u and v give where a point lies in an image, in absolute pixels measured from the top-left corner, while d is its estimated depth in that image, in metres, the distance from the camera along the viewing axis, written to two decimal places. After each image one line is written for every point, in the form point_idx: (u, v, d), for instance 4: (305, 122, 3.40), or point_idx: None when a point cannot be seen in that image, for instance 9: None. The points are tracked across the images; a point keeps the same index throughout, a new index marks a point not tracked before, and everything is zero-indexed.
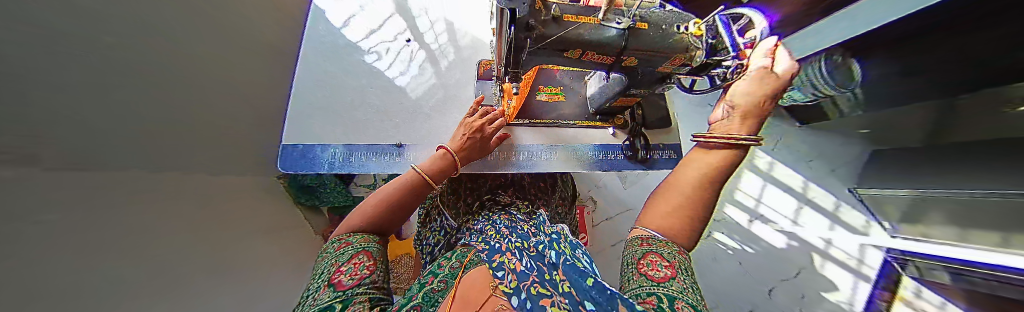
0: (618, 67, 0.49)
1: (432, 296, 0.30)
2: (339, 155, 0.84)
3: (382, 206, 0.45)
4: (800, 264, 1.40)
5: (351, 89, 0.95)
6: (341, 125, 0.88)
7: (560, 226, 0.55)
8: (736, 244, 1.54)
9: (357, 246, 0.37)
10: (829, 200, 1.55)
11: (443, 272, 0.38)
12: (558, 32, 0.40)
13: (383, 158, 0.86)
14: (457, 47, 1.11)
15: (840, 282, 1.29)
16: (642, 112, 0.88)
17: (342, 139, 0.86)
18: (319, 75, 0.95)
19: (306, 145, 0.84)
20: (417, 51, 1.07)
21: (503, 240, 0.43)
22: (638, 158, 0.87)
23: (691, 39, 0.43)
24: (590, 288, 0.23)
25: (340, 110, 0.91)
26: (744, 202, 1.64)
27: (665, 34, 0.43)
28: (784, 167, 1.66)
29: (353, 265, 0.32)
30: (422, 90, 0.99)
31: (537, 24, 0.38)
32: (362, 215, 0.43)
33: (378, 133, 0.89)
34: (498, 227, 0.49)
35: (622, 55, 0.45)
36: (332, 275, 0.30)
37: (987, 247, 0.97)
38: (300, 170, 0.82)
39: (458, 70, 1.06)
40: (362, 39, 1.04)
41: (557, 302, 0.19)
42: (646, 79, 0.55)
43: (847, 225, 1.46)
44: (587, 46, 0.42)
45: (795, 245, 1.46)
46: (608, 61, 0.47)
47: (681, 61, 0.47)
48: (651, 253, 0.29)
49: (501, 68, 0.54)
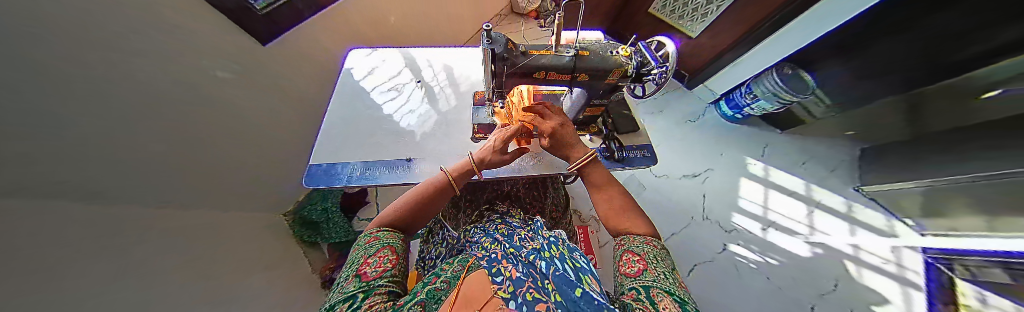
0: (577, 82, 0.59)
1: (438, 293, 0.31)
2: (357, 170, 0.93)
3: (408, 203, 0.55)
4: (834, 274, 1.33)
5: (368, 120, 1.11)
6: (359, 148, 1.01)
7: (557, 231, 0.53)
8: (758, 256, 1.44)
9: (382, 241, 0.46)
10: (839, 201, 1.53)
11: (447, 273, 0.39)
12: (525, 60, 0.53)
13: (395, 171, 0.93)
14: (455, 85, 1.31)
15: (886, 292, 1.24)
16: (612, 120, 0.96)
17: (362, 157, 0.98)
18: (340, 117, 1.11)
19: (329, 163, 0.94)
20: (421, 91, 1.26)
21: (499, 249, 0.43)
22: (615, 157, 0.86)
23: (622, 59, 0.54)
24: (578, 299, 0.25)
25: (358, 137, 1.05)
26: (751, 209, 1.59)
27: (603, 57, 0.54)
28: (779, 171, 1.67)
29: (378, 258, 0.40)
30: (427, 120, 1.14)
31: (508, 55, 0.52)
32: (393, 211, 0.54)
33: (392, 151, 1.00)
34: (496, 238, 0.50)
35: (576, 72, 0.56)
36: (360, 267, 0.38)
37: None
38: (318, 184, 0.89)
39: (458, 99, 1.25)
40: (376, 86, 1.24)
41: (552, 308, 0.22)
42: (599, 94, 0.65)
43: (872, 227, 1.42)
44: (547, 68, 0.54)
45: (822, 252, 1.40)
46: (566, 79, 0.58)
47: (620, 75, 0.57)
48: (630, 251, 0.45)
49: (490, 92, 0.65)
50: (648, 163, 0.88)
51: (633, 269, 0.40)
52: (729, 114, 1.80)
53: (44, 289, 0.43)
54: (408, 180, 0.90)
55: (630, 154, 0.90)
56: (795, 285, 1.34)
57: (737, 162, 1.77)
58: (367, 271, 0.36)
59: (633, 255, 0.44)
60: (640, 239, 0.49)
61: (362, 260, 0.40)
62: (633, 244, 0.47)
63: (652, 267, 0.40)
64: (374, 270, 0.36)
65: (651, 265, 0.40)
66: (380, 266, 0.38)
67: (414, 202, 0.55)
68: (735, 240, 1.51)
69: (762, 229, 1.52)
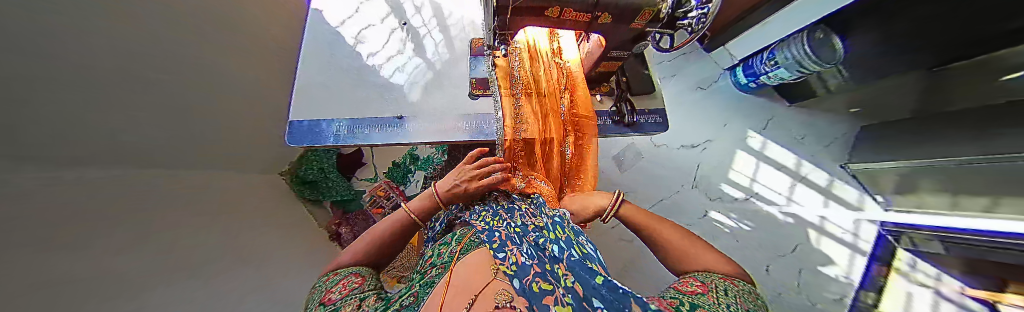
0: (596, 25, 0.48)
1: (429, 282, 0.44)
2: (343, 129, 0.88)
3: (379, 237, 0.59)
4: (799, 239, 1.47)
5: (350, 73, 1.01)
6: (344, 104, 0.93)
7: (558, 207, 0.68)
8: (733, 222, 1.58)
9: (347, 272, 0.49)
10: (821, 176, 1.56)
11: (446, 257, 0.53)
12: None
13: (384, 129, 0.89)
14: (447, 33, 1.15)
15: (836, 257, 1.37)
16: (627, 80, 0.94)
17: (347, 114, 0.91)
18: (315, 70, 0.99)
19: (311, 120, 0.88)
20: (409, 40, 1.11)
21: (502, 224, 0.53)
22: (626, 122, 0.91)
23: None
24: (602, 286, 0.27)
25: (342, 91, 0.96)
26: (739, 182, 1.67)
27: None
28: (777, 146, 1.67)
29: (341, 285, 0.44)
30: (416, 74, 1.03)
31: None
32: (357, 251, 0.56)
33: (381, 108, 0.93)
34: (496, 211, 0.59)
35: (598, 10, 0.43)
36: (323, 296, 0.41)
37: (975, 215, 1.00)
38: (306, 143, 0.86)
39: (452, 50, 1.10)
40: (355, 33, 1.09)
41: (560, 296, 0.19)
42: (619, 40, 0.55)
43: (842, 200, 1.47)
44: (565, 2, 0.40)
45: (792, 222, 1.52)
46: (586, 19, 0.45)
47: (651, 17, 0.47)
48: (694, 278, 0.39)
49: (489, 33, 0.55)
50: (659, 129, 0.93)
51: (696, 290, 0.34)
52: (744, 83, 1.70)
53: None
54: (399, 140, 0.88)
55: (643, 119, 0.94)
56: (759, 249, 1.50)
57: (738, 134, 1.76)
58: (331, 297, 0.40)
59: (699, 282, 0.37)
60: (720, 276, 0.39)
61: (324, 292, 0.42)
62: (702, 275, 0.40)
63: (731, 298, 0.32)
64: (339, 294, 0.40)
65: (718, 290, 0.34)
66: (345, 289, 0.42)
67: (377, 241, 0.59)
68: (716, 208, 1.64)
69: (743, 198, 1.62)
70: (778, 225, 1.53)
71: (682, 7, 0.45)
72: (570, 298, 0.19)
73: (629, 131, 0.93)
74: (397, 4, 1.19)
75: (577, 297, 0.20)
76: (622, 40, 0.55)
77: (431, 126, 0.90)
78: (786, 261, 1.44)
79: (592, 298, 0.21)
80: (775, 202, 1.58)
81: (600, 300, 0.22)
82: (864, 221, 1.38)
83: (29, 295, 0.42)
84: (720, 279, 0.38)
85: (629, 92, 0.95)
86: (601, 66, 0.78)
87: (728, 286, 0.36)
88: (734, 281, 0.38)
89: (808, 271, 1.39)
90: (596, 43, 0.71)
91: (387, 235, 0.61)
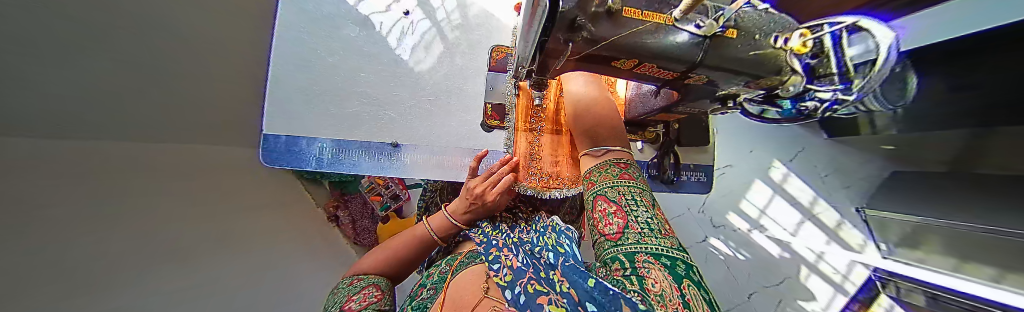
0: (677, 83, 0.36)
1: (422, 303, 0.41)
2: (327, 150, 0.79)
3: (396, 253, 0.57)
4: (786, 272, 1.49)
5: (341, 72, 0.87)
6: (334, 118, 0.83)
7: (553, 219, 0.59)
8: (730, 250, 1.67)
9: (368, 280, 0.49)
10: (832, 218, 1.49)
11: (431, 280, 0.48)
12: (612, 35, 0.24)
13: (376, 158, 0.81)
14: (466, 27, 0.99)
15: (819, 293, 1.37)
16: (679, 127, 0.76)
17: (332, 133, 0.82)
18: (299, 55, 0.85)
19: (289, 136, 0.79)
20: (419, 27, 0.96)
21: (500, 236, 0.50)
22: (666, 179, 0.83)
23: (789, 59, 0.29)
24: (591, 288, 0.22)
25: (326, 101, 0.84)
26: (748, 211, 1.69)
27: (757, 45, 0.28)
28: (800, 181, 1.60)
29: (363, 294, 0.43)
30: (425, 77, 0.92)
31: (587, 21, 0.22)
32: (372, 260, 0.55)
33: (371, 128, 0.84)
34: (496, 225, 0.56)
35: (692, 72, 0.31)
36: (345, 303, 0.40)
37: (980, 280, 0.92)
38: (287, 164, 0.78)
39: (465, 54, 0.97)
40: (357, 5, 0.91)
41: (554, 301, 0.21)
42: (699, 96, 0.41)
43: (843, 242, 1.42)
44: (643, 57, 0.27)
45: (788, 256, 1.51)
46: (670, 76, 0.33)
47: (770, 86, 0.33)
48: (604, 198, 0.39)
49: (524, 73, 0.44)
50: (699, 189, 0.86)
51: (613, 228, 0.34)
52: None
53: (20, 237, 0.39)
54: (393, 173, 0.81)
55: (684, 177, 0.86)
56: (746, 277, 1.59)
57: (762, 162, 1.71)
58: (351, 305, 0.39)
59: (611, 207, 0.37)
60: (615, 173, 0.43)
61: (347, 297, 0.42)
62: (606, 186, 0.41)
63: (635, 222, 0.33)
64: (357, 304, 0.39)
65: (631, 216, 0.34)
66: (365, 301, 0.41)
67: (394, 258, 0.57)
68: (717, 235, 1.72)
69: (747, 229, 1.66)
70: (773, 258, 1.56)
71: (816, 81, 0.30)
72: (565, 305, 0.20)
73: (667, 189, 0.85)
74: None
75: (573, 304, 0.20)
76: (702, 96, 0.41)
77: (433, 158, 0.84)
78: (769, 292, 1.51)
79: (586, 303, 0.19)
80: (774, 233, 1.59)
81: (587, 304, 0.19)
82: (858, 263, 1.30)
83: (55, 285, 0.42)
84: (628, 188, 0.40)
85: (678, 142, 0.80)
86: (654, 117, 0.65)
87: (632, 197, 0.38)
88: (631, 179, 0.41)
89: (786, 303, 1.44)
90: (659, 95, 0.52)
91: (404, 249, 0.58)
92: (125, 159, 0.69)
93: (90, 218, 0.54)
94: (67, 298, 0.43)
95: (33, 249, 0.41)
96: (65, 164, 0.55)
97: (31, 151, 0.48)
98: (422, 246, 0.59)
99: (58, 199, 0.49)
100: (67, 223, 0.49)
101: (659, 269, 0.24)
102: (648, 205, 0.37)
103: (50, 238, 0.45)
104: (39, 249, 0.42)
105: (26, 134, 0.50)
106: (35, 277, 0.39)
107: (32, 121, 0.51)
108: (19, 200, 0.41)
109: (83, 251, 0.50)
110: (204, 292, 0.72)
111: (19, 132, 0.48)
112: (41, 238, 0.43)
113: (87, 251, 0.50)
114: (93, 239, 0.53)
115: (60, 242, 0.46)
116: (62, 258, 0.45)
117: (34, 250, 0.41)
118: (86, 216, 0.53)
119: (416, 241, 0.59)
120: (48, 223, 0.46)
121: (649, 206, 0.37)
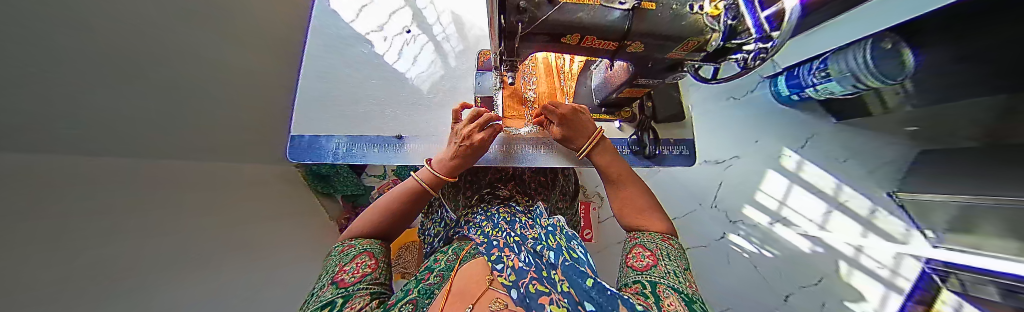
0: (624, 53, 0.51)
1: (429, 289, 0.33)
2: (343, 145, 0.84)
3: (386, 218, 0.53)
4: (822, 271, 1.34)
5: (355, 82, 0.97)
6: (347, 119, 0.89)
7: (558, 217, 0.49)
8: (753, 247, 1.51)
9: (359, 248, 0.46)
10: (863, 205, 1.40)
11: (438, 267, 0.42)
12: (550, 12, 0.40)
13: (384, 151, 0.84)
14: (461, 40, 1.16)
15: (868, 293, 1.21)
16: (653, 105, 0.85)
17: (346, 130, 0.87)
18: (318, 71, 0.97)
19: (312, 136, 0.85)
20: (422, 41, 1.11)
21: (503, 233, 0.40)
22: (647, 154, 0.83)
23: (706, 20, 0.43)
24: (590, 289, 0.23)
25: (339, 106, 0.91)
26: (766, 203, 1.57)
27: (677, 16, 0.43)
28: (814, 167, 1.53)
29: (355, 265, 0.40)
30: (429, 82, 1.01)
31: (530, 6, 0.39)
32: (362, 223, 0.53)
33: (379, 125, 0.89)
34: (496, 222, 0.46)
35: (626, 40, 0.47)
36: (335, 275, 0.38)
37: None
38: (310, 159, 0.82)
39: (462, 60, 1.09)
40: (367, 32, 1.07)
41: (555, 301, 0.20)
42: (656, 68, 0.56)
43: (883, 233, 1.31)
44: (586, 30, 0.43)
45: (821, 251, 1.37)
46: (612, 46, 0.49)
47: (694, 47, 0.49)
48: (642, 246, 0.49)
49: (498, 59, 0.58)
50: (684, 162, 0.84)
51: (642, 263, 0.43)
52: (785, 94, 1.56)
53: (46, 237, 0.44)
54: (398, 162, 0.82)
55: (667, 151, 0.85)
56: (778, 277, 1.42)
57: (770, 151, 1.65)
58: (344, 278, 0.36)
59: (647, 250, 0.47)
60: (658, 237, 0.52)
61: (337, 267, 0.40)
62: (646, 240, 0.51)
63: (662, 265, 0.42)
64: (351, 277, 0.36)
65: (661, 261, 0.43)
66: (358, 272, 0.38)
67: (377, 223, 0.53)
68: (736, 231, 1.57)
69: (770, 223, 1.52)
70: (805, 254, 1.41)
71: (737, 35, 0.43)
72: (567, 305, 0.20)
73: (649, 164, 0.84)
74: (413, 6, 1.20)
75: (573, 304, 0.20)
76: (658, 69, 0.57)
77: (431, 146, 0.85)
78: (808, 293, 1.34)
79: (585, 302, 0.20)
80: (801, 227, 1.46)
81: (587, 304, 0.20)
82: (908, 255, 1.14)
83: (78, 281, 0.47)
84: (663, 247, 0.49)
85: (653, 119, 0.86)
86: (624, 93, 0.74)
87: (665, 253, 0.47)
88: (672, 245, 0.51)
89: (831, 306, 1.28)
90: (620, 70, 0.66)
91: (395, 205, 0.54)
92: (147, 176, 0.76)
93: (124, 225, 0.60)
94: (83, 296, 0.46)
95: (59, 248, 0.46)
96: (108, 176, 0.63)
97: (47, 160, 0.52)
98: (404, 205, 0.54)
99: (80, 205, 0.53)
100: (96, 226, 0.54)
101: (676, 296, 0.31)
102: (680, 264, 0.46)
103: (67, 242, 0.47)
104: (56, 252, 0.45)
105: (74, 148, 0.58)
106: (57, 270, 0.43)
107: (77, 140, 0.60)
108: (43, 204, 0.46)
109: (112, 253, 0.55)
110: (214, 300, 0.75)
111: (61, 146, 0.55)
112: (69, 238, 0.48)
113: (111, 252, 0.56)
114: (123, 239, 0.59)
115: (89, 242, 0.52)
116: (89, 257, 0.50)
117: (49, 252, 0.44)
118: (121, 223, 0.60)
119: (403, 199, 0.54)
120: (81, 226, 0.51)
121: (679, 264, 0.45)
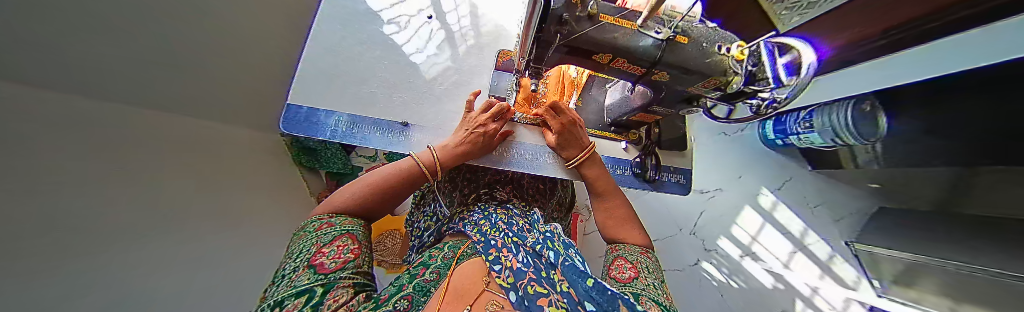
0: (647, 79, 0.53)
1: (424, 286, 0.32)
2: (343, 124, 0.80)
3: (376, 200, 0.51)
4: (782, 306, 1.45)
5: (363, 59, 0.94)
6: (350, 97, 0.86)
7: (555, 226, 0.48)
8: (723, 277, 1.56)
9: (340, 228, 0.43)
10: (824, 249, 1.51)
11: (433, 263, 0.40)
12: (589, 29, 0.42)
13: (386, 135, 0.81)
14: (477, 35, 1.14)
15: None
16: (659, 131, 0.87)
17: (348, 108, 0.83)
18: (327, 42, 0.92)
19: (309, 109, 0.80)
20: (437, 29, 1.09)
21: (500, 234, 0.40)
22: (647, 177, 0.84)
23: (731, 62, 0.47)
24: (589, 289, 0.24)
25: (342, 82, 0.88)
26: (739, 237, 1.63)
27: (705, 53, 0.47)
28: (787, 209, 1.63)
29: (336, 247, 0.38)
30: (438, 71, 0.99)
31: (570, 18, 0.40)
32: (348, 199, 0.49)
33: (385, 108, 0.86)
34: (494, 221, 0.46)
35: (655, 68, 0.48)
36: (314, 257, 0.35)
37: None
38: (303, 133, 0.77)
39: (476, 56, 1.08)
40: (382, 10, 1.03)
41: (555, 302, 0.21)
42: (670, 98, 0.59)
43: (839, 278, 1.45)
44: (619, 51, 0.45)
45: (782, 288, 1.49)
46: (638, 72, 0.51)
47: (715, 86, 0.52)
48: (624, 258, 0.50)
49: (523, 64, 0.58)
50: (680, 190, 0.87)
51: (625, 275, 0.43)
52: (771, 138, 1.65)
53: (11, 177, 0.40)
54: (401, 149, 0.79)
55: (665, 178, 0.88)
56: (740, 306, 1.49)
57: (750, 188, 1.72)
58: (325, 262, 0.34)
59: (627, 262, 0.48)
60: (635, 250, 0.54)
61: (316, 247, 0.37)
62: (627, 252, 0.52)
63: (642, 277, 0.43)
64: (333, 262, 0.34)
65: (642, 274, 0.44)
66: (339, 257, 0.36)
67: (362, 199, 0.50)
68: (709, 259, 1.60)
69: (740, 256, 1.58)
70: (768, 290, 1.50)
71: (756, 82, 0.47)
72: (565, 306, 0.20)
73: (647, 188, 0.86)
74: None
75: (572, 304, 0.21)
76: (672, 99, 0.59)
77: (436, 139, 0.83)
78: None
79: (584, 303, 0.21)
80: (768, 264, 1.55)
81: (587, 304, 0.21)
82: (855, 302, 1.38)
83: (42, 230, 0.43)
84: (645, 260, 0.50)
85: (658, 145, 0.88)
86: (637, 116, 0.77)
87: (646, 265, 0.49)
88: (650, 256, 0.53)
89: None
90: (637, 93, 0.67)
91: (386, 183, 0.52)
92: (97, 126, 0.67)
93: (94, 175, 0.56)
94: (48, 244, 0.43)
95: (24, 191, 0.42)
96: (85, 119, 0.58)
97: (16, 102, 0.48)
98: (399, 185, 0.52)
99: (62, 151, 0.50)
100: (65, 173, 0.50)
101: (655, 306, 0.32)
102: (655, 273, 0.47)
103: (32, 197, 0.44)
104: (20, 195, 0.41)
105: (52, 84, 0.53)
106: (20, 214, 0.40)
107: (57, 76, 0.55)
108: None
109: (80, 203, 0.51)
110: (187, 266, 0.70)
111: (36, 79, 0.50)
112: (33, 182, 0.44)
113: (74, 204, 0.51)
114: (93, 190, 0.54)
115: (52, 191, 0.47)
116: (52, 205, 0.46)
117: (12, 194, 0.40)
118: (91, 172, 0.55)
119: (397, 178, 0.53)
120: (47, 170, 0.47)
121: (656, 275, 0.47)
